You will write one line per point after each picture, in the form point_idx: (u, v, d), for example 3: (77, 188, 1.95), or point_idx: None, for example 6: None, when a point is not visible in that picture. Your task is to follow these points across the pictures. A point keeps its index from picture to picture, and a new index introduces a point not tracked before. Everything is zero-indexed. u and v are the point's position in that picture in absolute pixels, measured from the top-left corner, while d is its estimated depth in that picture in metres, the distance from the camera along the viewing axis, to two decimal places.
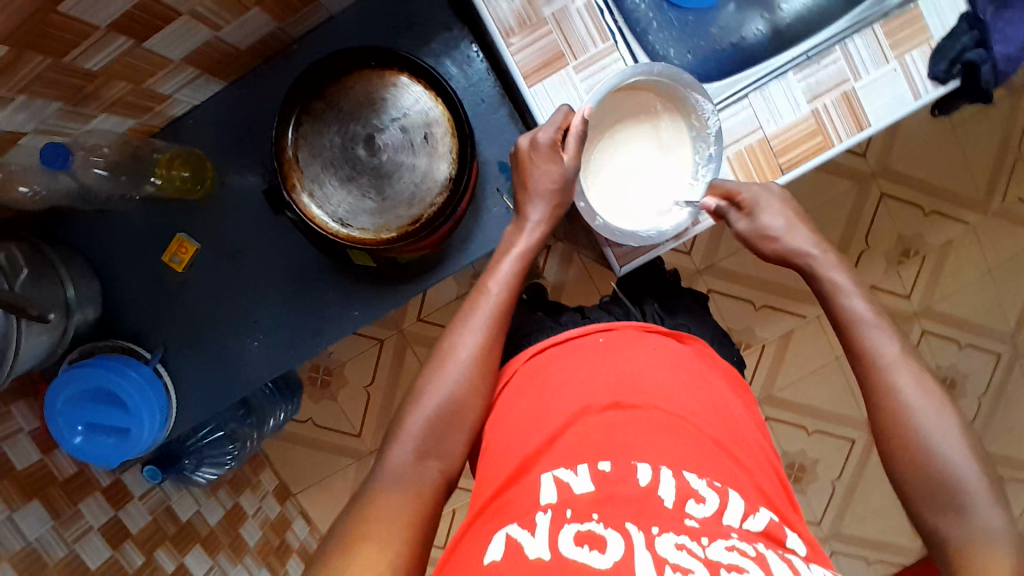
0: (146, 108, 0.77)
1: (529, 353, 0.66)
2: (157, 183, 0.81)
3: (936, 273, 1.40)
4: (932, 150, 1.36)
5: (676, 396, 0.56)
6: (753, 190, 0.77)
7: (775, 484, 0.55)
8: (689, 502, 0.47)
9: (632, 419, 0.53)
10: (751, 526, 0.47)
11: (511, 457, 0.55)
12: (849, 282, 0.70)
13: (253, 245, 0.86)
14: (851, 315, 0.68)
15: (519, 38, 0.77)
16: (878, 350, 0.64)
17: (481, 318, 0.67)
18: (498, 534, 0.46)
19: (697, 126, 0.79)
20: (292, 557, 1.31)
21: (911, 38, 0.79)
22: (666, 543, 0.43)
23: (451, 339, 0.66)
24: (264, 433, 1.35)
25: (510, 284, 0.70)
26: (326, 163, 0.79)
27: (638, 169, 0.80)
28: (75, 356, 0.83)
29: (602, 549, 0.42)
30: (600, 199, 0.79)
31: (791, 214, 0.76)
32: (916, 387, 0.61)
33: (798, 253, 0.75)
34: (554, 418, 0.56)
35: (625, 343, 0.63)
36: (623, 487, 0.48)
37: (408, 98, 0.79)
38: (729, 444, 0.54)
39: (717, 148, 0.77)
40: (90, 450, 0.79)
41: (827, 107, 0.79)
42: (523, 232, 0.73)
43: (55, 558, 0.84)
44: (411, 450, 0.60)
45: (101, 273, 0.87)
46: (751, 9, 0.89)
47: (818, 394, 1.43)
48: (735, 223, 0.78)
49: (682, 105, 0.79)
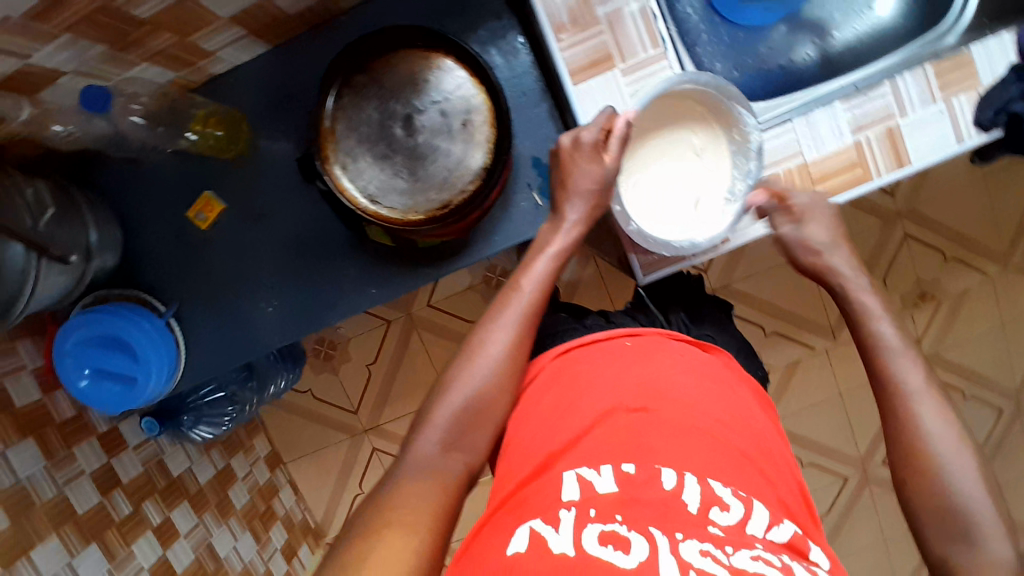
0: (188, 63, 0.77)
1: (555, 351, 0.67)
2: (192, 138, 0.82)
3: (950, 320, 1.39)
4: (961, 197, 1.35)
5: (702, 404, 0.58)
6: (805, 199, 0.75)
7: (795, 495, 0.56)
8: (713, 509, 0.49)
9: (657, 424, 0.55)
10: (776, 537, 0.49)
11: (534, 452, 0.57)
12: (878, 305, 0.69)
13: (278, 211, 0.86)
14: (877, 340, 0.66)
15: (570, 35, 0.76)
16: (903, 380, 0.63)
17: (512, 314, 0.66)
18: (521, 528, 0.48)
19: (738, 141, 0.78)
20: (276, 524, 1.32)
21: (961, 82, 0.78)
22: (690, 549, 0.45)
23: (481, 334, 0.66)
24: (263, 398, 1.32)
25: (544, 283, 0.69)
26: (362, 138, 0.79)
27: (675, 179, 0.80)
28: (89, 301, 0.84)
29: (625, 550, 0.44)
30: (634, 205, 0.79)
31: (837, 231, 0.75)
32: (938, 419, 0.60)
33: (834, 271, 0.73)
34: (580, 416, 0.58)
35: (652, 348, 0.65)
36: (647, 490, 0.50)
37: (451, 82, 0.78)
38: (753, 455, 0.56)
39: (756, 165, 0.77)
40: (94, 395, 0.80)
41: (870, 140, 0.79)
42: (559, 232, 0.72)
43: (43, 498, 0.85)
44: (437, 442, 0.60)
45: (124, 221, 0.87)
46: (803, 34, 0.91)
47: (817, 427, 1.42)
48: (780, 227, 0.76)
49: (726, 119, 0.78)
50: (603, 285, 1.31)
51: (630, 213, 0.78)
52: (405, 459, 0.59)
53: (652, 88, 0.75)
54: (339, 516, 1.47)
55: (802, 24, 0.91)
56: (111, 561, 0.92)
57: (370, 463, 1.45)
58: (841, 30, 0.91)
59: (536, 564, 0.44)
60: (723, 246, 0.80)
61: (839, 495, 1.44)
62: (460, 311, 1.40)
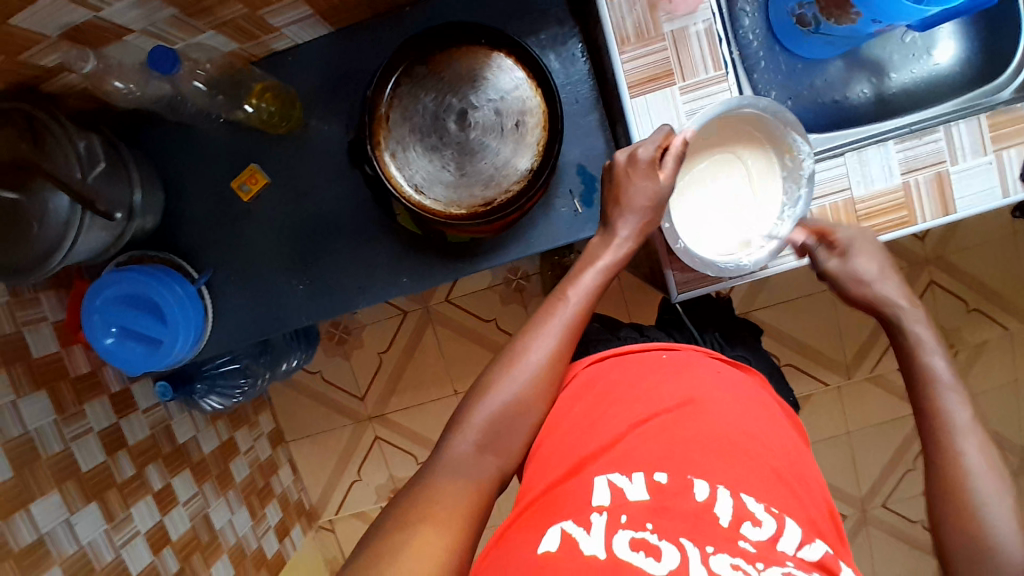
0: (253, 36, 0.78)
1: (591, 359, 0.69)
2: (248, 111, 0.83)
3: (964, 371, 1.39)
4: (989, 249, 1.35)
5: (736, 420, 0.60)
6: (848, 233, 0.74)
7: (827, 518, 0.57)
8: (744, 524, 0.51)
9: (691, 436, 0.57)
10: (807, 555, 0.50)
11: (566, 456, 0.59)
12: (932, 338, 0.67)
13: (320, 190, 0.87)
14: (929, 373, 0.65)
15: (632, 48, 0.77)
16: (948, 415, 0.62)
17: (555, 325, 0.67)
18: (553, 528, 0.51)
19: (789, 167, 0.79)
20: (272, 502, 1.33)
21: (1012, 137, 0.78)
22: (721, 562, 0.47)
23: (523, 341, 0.66)
24: (275, 374, 1.32)
25: (590, 296, 0.69)
26: (415, 129, 0.80)
27: (724, 200, 0.81)
28: (123, 260, 0.85)
29: (657, 557, 0.47)
30: (682, 222, 0.80)
31: (886, 262, 0.73)
32: (981, 458, 0.59)
33: (888, 301, 0.71)
34: (614, 424, 0.60)
35: (689, 362, 0.67)
36: (680, 501, 0.52)
37: (508, 82, 0.79)
38: (786, 473, 0.57)
39: (807, 192, 0.77)
40: (118, 353, 0.80)
41: (918, 183, 0.79)
42: (609, 247, 0.72)
43: (49, 452, 0.86)
44: (473, 442, 0.60)
45: (166, 185, 0.88)
46: (859, 72, 0.91)
47: (821, 462, 1.42)
48: (824, 261, 0.75)
49: (778, 144, 0.80)
50: (624, 299, 1.31)
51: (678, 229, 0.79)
52: (441, 458, 0.59)
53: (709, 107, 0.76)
54: (334, 500, 1.47)
55: (860, 62, 0.91)
56: (109, 522, 0.92)
57: (372, 450, 1.46)
58: (898, 72, 0.91)
59: (569, 564, 0.47)
60: (761, 272, 0.81)
61: None
62: (477, 309, 1.40)
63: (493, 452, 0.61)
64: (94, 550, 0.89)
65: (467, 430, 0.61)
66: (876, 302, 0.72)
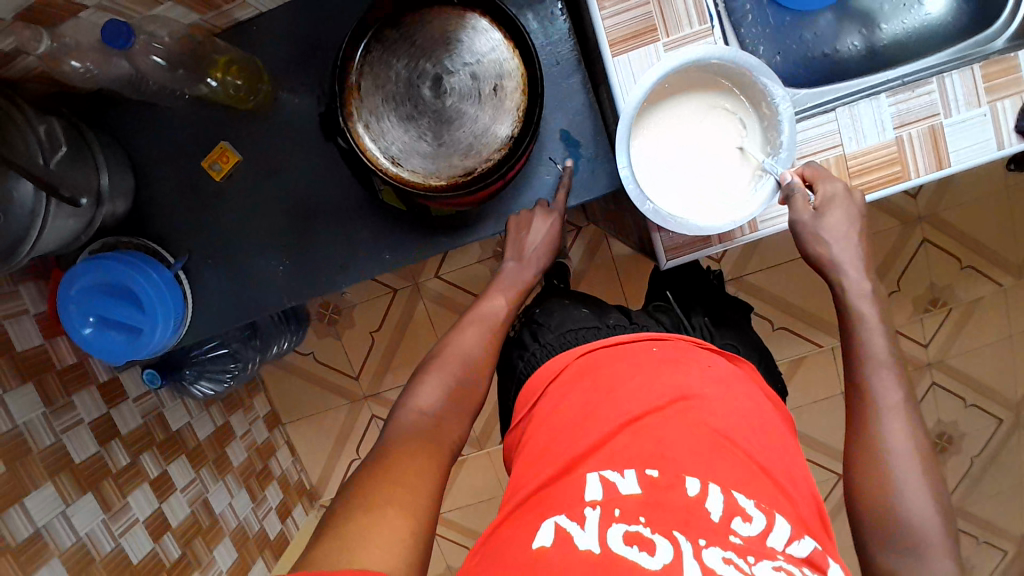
0: (213, 5, 0.75)
1: (580, 350, 0.69)
2: (213, 85, 0.78)
3: (958, 328, 1.38)
4: (984, 204, 1.33)
5: (727, 414, 0.58)
6: (837, 188, 0.70)
7: (812, 509, 0.56)
8: (735, 520, 0.49)
9: (681, 430, 0.56)
10: (796, 551, 0.49)
11: (559, 454, 0.58)
12: (876, 317, 0.66)
13: (295, 167, 0.84)
14: (864, 351, 0.65)
15: (612, 3, 0.73)
16: (879, 394, 0.62)
17: (478, 319, 0.76)
18: (547, 522, 0.51)
19: (767, 115, 0.74)
20: (272, 485, 1.31)
21: (1007, 87, 0.75)
22: (713, 556, 0.47)
23: (464, 323, 0.76)
24: (264, 358, 1.32)
25: (508, 292, 0.79)
26: (388, 97, 0.76)
27: (696, 158, 0.75)
28: (96, 247, 0.82)
29: (650, 551, 0.47)
30: (652, 185, 0.74)
31: (858, 226, 0.69)
32: (904, 438, 0.60)
33: (839, 265, 0.68)
34: (605, 419, 0.59)
35: (677, 354, 0.66)
36: (671, 496, 0.51)
37: (484, 43, 0.75)
38: (774, 469, 0.56)
39: (789, 137, 0.72)
40: (96, 344, 0.78)
41: (911, 138, 0.76)
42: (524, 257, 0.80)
43: (40, 446, 0.84)
44: (413, 427, 0.65)
45: (137, 168, 0.85)
46: (849, 23, 0.88)
47: (816, 423, 1.42)
48: (798, 213, 0.70)
49: (752, 93, 0.74)
50: (615, 269, 1.30)
51: (646, 193, 0.73)
52: (383, 439, 0.65)
53: (665, 63, 0.70)
54: (333, 480, 1.47)
55: (850, 14, 0.88)
56: (107, 512, 0.90)
57: (368, 429, 1.45)
58: (889, 23, 0.88)
59: (561, 558, 0.47)
60: (748, 234, 0.78)
61: (830, 493, 1.44)
62: (468, 284, 1.38)
63: (441, 419, 0.67)
64: (94, 541, 0.87)
65: (419, 401, 0.68)
66: (827, 266, 0.69)
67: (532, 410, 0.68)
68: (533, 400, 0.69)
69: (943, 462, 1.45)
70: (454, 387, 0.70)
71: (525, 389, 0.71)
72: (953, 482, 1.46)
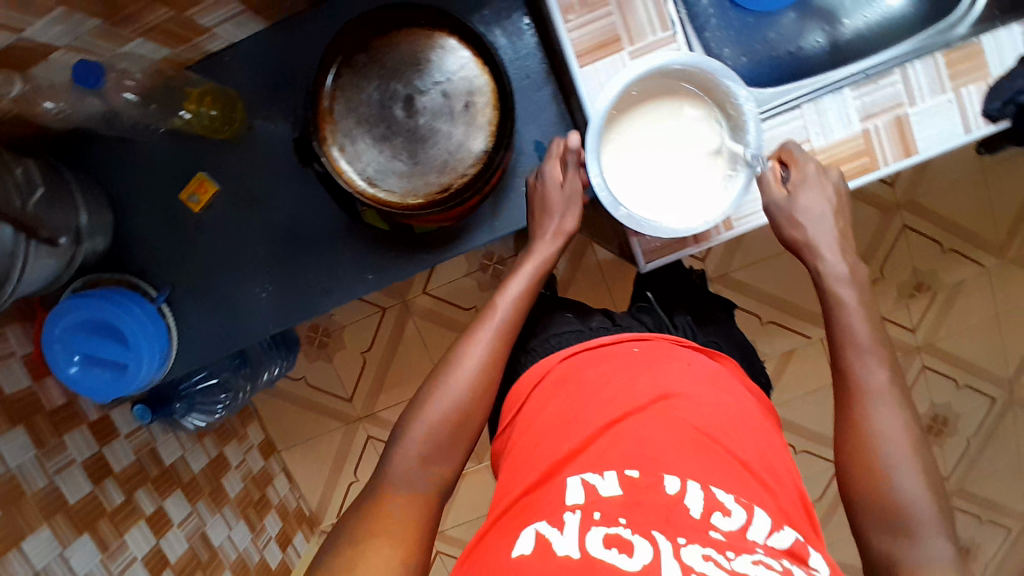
0: (183, 39, 0.75)
1: (562, 355, 0.70)
2: (186, 117, 0.80)
3: (945, 311, 1.40)
4: (960, 187, 1.35)
5: (707, 411, 0.59)
6: (809, 169, 0.72)
7: (797, 501, 0.57)
8: (715, 514, 0.50)
9: (661, 430, 0.56)
10: (776, 543, 0.49)
11: (542, 460, 0.58)
12: (855, 300, 0.67)
13: (272, 195, 0.84)
14: (848, 336, 0.66)
15: (576, 15, 0.74)
16: (865, 377, 0.63)
17: (489, 329, 0.71)
18: (528, 530, 0.50)
19: (733, 116, 0.75)
20: (271, 513, 1.30)
21: (970, 73, 0.77)
22: (693, 553, 0.46)
23: (457, 353, 0.70)
24: (256, 386, 1.32)
25: (520, 300, 0.73)
26: (361, 120, 0.77)
27: (666, 163, 0.76)
28: (79, 285, 0.82)
29: (629, 553, 0.46)
30: (625, 191, 0.75)
31: (833, 206, 0.71)
32: (893, 420, 0.60)
33: (815, 247, 0.70)
34: (587, 422, 0.59)
35: (657, 354, 0.66)
36: (651, 495, 0.51)
37: (453, 62, 0.77)
38: (754, 463, 0.56)
39: (756, 136, 0.73)
40: (83, 382, 0.77)
41: (878, 129, 0.78)
42: (534, 252, 0.77)
43: (34, 488, 0.83)
44: (416, 455, 0.63)
45: (116, 204, 0.85)
46: (812, 21, 0.90)
47: (811, 415, 1.42)
48: (770, 189, 0.73)
49: (718, 96, 0.76)
50: (602, 275, 1.31)
51: (620, 199, 0.75)
52: (390, 468, 0.63)
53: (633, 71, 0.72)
54: (333, 504, 1.46)
55: (812, 11, 0.90)
56: (104, 551, 0.89)
57: (365, 450, 1.44)
58: (850, 18, 0.90)
59: (540, 563, 0.46)
60: (724, 233, 0.79)
61: (830, 484, 1.44)
62: (457, 298, 1.38)
63: (445, 436, 0.65)
64: None
65: (420, 425, 0.65)
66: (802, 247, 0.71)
67: (515, 418, 0.68)
68: (517, 409, 0.69)
69: (939, 445, 1.46)
70: (455, 408, 0.66)
71: (509, 397, 0.71)
72: (950, 465, 1.47)
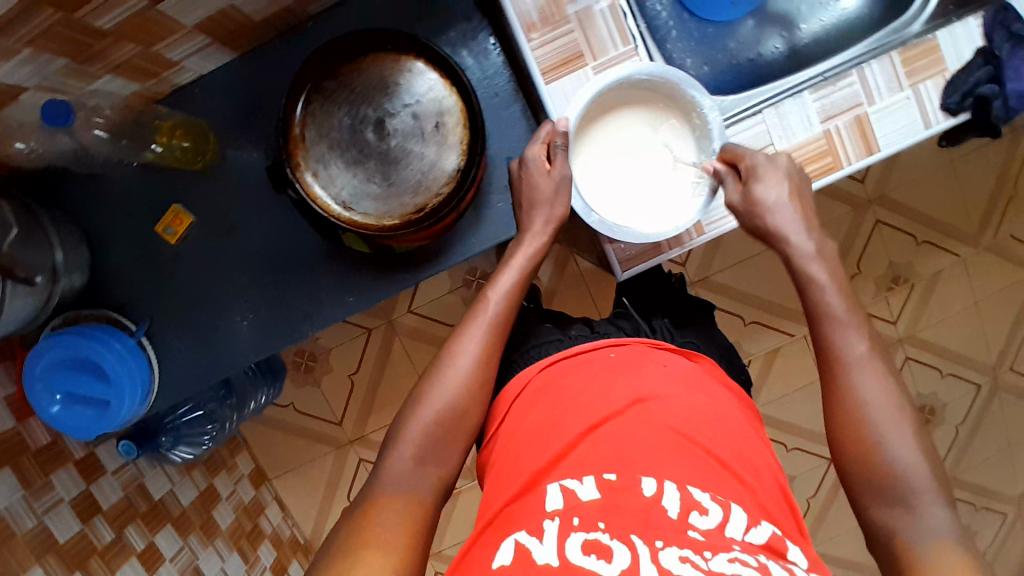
0: (153, 73, 0.76)
1: (541, 365, 0.71)
2: (157, 150, 0.81)
3: (924, 302, 1.42)
4: (930, 180, 1.38)
5: (683, 413, 0.60)
6: (757, 160, 0.71)
7: (775, 498, 0.58)
8: (692, 514, 0.51)
9: (638, 434, 0.57)
10: (753, 539, 0.50)
11: (523, 470, 0.59)
12: (827, 276, 0.66)
13: (249, 223, 0.85)
14: (824, 309, 0.65)
15: (540, 33, 0.76)
16: (845, 349, 0.63)
17: (481, 325, 0.70)
18: (507, 540, 0.51)
19: (697, 125, 0.78)
20: (264, 544, 1.28)
21: (927, 69, 0.79)
22: (670, 556, 0.47)
23: (448, 353, 0.69)
24: (243, 416, 1.31)
25: (511, 294, 0.72)
26: (333, 144, 0.78)
27: (637, 172, 0.79)
28: (59, 323, 0.81)
29: (608, 558, 0.46)
30: (597, 200, 0.78)
31: (790, 189, 0.69)
32: (878, 390, 0.61)
33: (780, 233, 0.68)
34: (565, 430, 0.60)
35: (633, 358, 0.67)
36: (628, 498, 0.52)
37: (422, 84, 0.78)
38: (731, 460, 0.57)
39: (719, 143, 0.76)
40: (65, 421, 0.77)
41: (839, 129, 0.80)
42: (523, 242, 0.75)
43: (22, 529, 0.82)
44: (410, 456, 0.63)
45: (92, 240, 0.85)
46: (770, 27, 0.93)
47: (800, 412, 1.44)
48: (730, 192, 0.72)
49: (681, 105, 0.78)
50: (584, 285, 1.32)
51: (593, 207, 0.77)
52: (381, 476, 0.62)
53: (604, 80, 0.74)
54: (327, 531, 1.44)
55: (769, 18, 0.93)
56: None
57: (357, 473, 1.43)
58: (807, 22, 0.93)
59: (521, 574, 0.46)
60: (696, 238, 0.80)
61: (823, 480, 1.46)
62: (442, 315, 1.38)
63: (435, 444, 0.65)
64: None
65: (410, 435, 0.65)
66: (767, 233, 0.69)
67: (497, 430, 0.68)
68: (499, 419, 0.69)
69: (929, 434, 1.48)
70: (443, 413, 0.66)
71: (492, 410, 0.72)
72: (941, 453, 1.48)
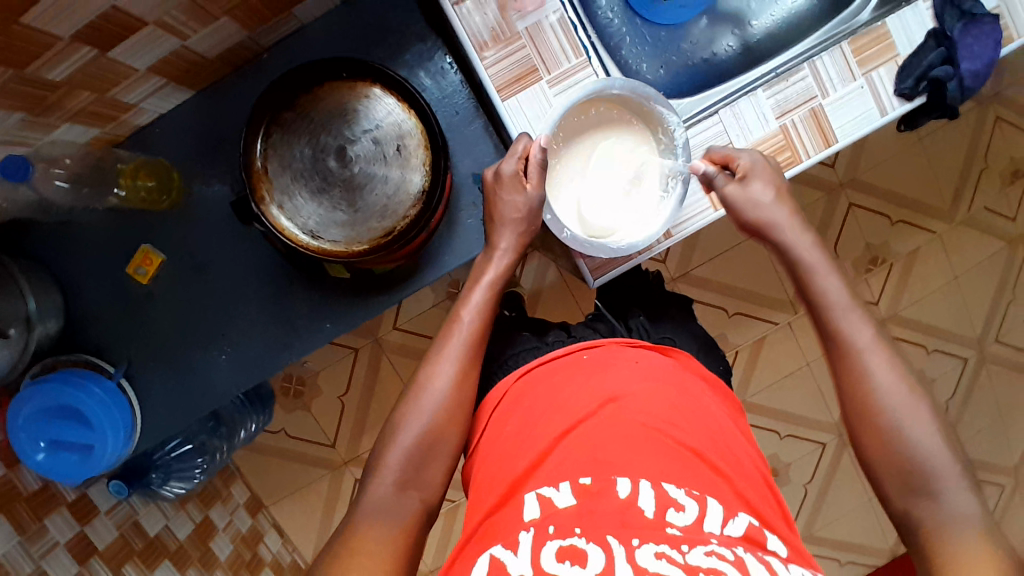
0: (112, 117, 0.76)
1: (517, 373, 0.71)
2: (121, 194, 0.80)
3: (903, 280, 1.43)
4: (898, 160, 1.40)
5: (656, 408, 0.61)
6: (748, 158, 0.74)
7: (754, 486, 0.59)
8: (669, 511, 0.52)
9: (612, 434, 0.58)
10: (731, 531, 0.52)
11: (501, 479, 0.60)
12: (826, 264, 0.70)
13: (221, 256, 0.85)
14: (825, 298, 0.67)
15: (493, 51, 0.77)
16: (853, 336, 0.65)
17: (455, 344, 0.71)
18: (484, 555, 0.52)
19: (663, 142, 0.80)
20: (265, 571, 1.27)
21: (879, 57, 0.81)
22: (646, 554, 0.48)
23: (424, 375, 0.70)
24: (235, 445, 1.32)
25: (482, 313, 0.73)
26: (296, 175, 0.79)
27: (608, 184, 0.80)
28: (37, 370, 0.81)
29: (582, 564, 0.48)
30: (568, 214, 0.79)
31: (780, 191, 0.73)
32: (888, 372, 0.62)
33: (777, 225, 0.72)
34: (540, 436, 0.61)
35: (607, 358, 0.68)
36: (604, 501, 0.52)
37: (380, 109, 0.79)
38: (706, 450, 0.58)
39: (685, 161, 0.78)
40: (50, 468, 0.76)
41: (795, 123, 0.81)
42: (492, 260, 0.76)
43: (20, 575, 0.82)
44: (392, 483, 0.64)
45: (65, 286, 0.85)
46: (722, 26, 0.95)
47: (790, 399, 1.45)
48: (723, 186, 0.75)
49: (648, 121, 0.81)
50: (565, 289, 1.33)
51: (563, 221, 0.79)
52: (365, 503, 0.63)
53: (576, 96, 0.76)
54: None
55: (721, 18, 0.95)
56: None
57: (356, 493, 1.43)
58: (758, 19, 0.94)
59: None
60: (664, 242, 0.81)
61: (818, 464, 1.47)
62: (427, 329, 1.39)
63: (418, 465, 0.65)
64: None
65: (392, 458, 0.65)
66: (766, 224, 0.72)
67: (477, 443, 0.69)
68: (479, 432, 0.70)
69: None
70: (424, 434, 0.66)
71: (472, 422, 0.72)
72: None
